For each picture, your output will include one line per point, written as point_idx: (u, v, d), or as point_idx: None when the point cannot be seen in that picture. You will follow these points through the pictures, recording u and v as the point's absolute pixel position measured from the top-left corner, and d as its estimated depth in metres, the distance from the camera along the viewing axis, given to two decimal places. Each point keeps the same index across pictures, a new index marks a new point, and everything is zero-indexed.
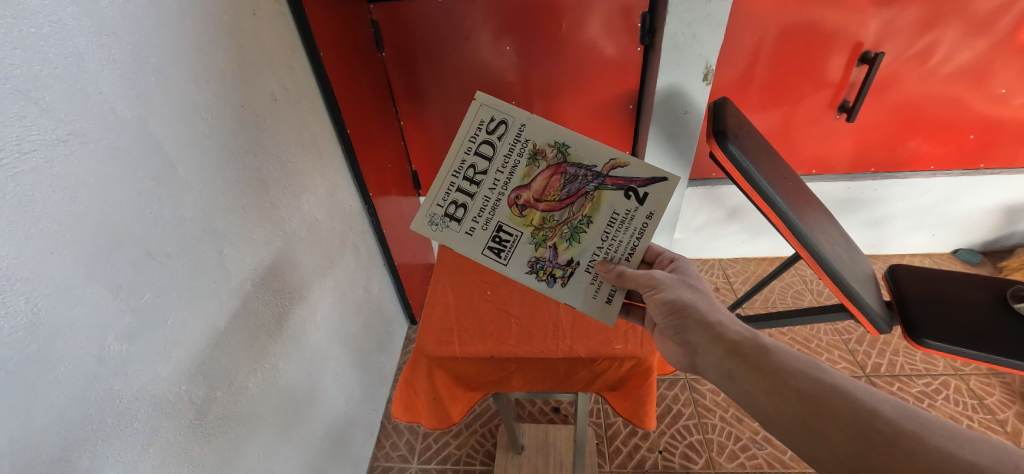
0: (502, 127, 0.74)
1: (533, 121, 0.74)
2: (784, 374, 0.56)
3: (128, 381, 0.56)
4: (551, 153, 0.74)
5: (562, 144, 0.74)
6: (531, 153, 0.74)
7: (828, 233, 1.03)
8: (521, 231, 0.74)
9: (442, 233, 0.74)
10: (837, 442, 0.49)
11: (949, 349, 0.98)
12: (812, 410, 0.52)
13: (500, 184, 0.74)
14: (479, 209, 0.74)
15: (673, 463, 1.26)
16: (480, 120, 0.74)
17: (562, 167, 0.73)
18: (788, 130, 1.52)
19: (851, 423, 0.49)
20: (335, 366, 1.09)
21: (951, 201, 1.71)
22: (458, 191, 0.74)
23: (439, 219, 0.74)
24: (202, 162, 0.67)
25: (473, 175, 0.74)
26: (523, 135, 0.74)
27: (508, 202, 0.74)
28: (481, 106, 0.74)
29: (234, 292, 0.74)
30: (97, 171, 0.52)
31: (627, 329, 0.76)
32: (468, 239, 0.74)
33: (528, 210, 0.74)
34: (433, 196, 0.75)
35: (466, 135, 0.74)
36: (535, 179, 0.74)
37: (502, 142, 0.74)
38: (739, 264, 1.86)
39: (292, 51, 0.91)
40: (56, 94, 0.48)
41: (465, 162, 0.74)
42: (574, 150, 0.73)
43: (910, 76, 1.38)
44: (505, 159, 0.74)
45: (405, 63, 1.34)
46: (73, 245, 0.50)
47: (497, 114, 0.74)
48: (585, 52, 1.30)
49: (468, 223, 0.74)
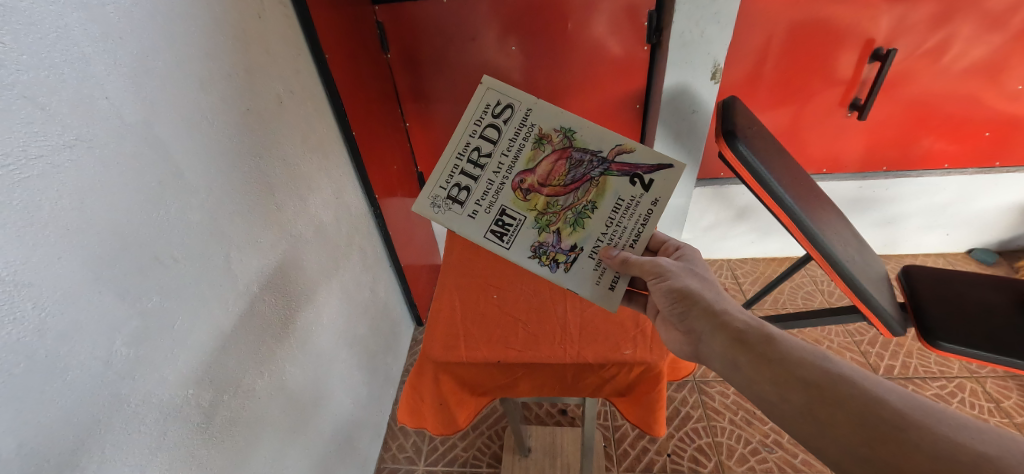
0: (509, 111, 0.74)
1: (538, 106, 0.73)
2: (788, 361, 0.55)
3: (135, 384, 0.56)
4: (557, 139, 0.73)
5: (569, 129, 0.73)
6: (537, 138, 0.74)
7: (839, 231, 1.01)
8: (524, 215, 0.73)
9: (445, 216, 0.72)
10: (842, 430, 0.48)
11: (965, 352, 0.96)
12: (816, 397, 0.51)
13: (505, 168, 0.73)
14: (483, 192, 0.73)
15: (682, 466, 1.24)
16: (486, 104, 0.74)
17: (567, 153, 0.73)
18: (798, 128, 1.50)
19: (856, 411, 0.48)
20: (342, 368, 1.09)
21: (965, 200, 1.68)
22: (462, 173, 0.73)
23: (441, 200, 0.73)
24: (208, 166, 0.67)
25: (477, 158, 0.74)
26: (528, 120, 0.74)
27: (512, 186, 0.73)
28: (488, 89, 0.74)
29: (241, 294, 0.74)
30: (105, 177, 0.52)
31: (636, 334, 0.75)
32: (471, 223, 0.73)
33: (533, 194, 0.73)
34: (437, 177, 0.73)
35: (472, 119, 0.74)
36: (540, 164, 0.73)
37: (507, 126, 0.74)
38: (748, 265, 1.84)
39: (297, 54, 0.91)
40: (62, 99, 0.48)
41: (469, 144, 0.74)
42: (581, 136, 0.73)
43: (922, 73, 1.36)
44: (510, 143, 0.74)
45: (411, 64, 1.34)
46: (80, 250, 0.50)
47: (503, 97, 0.74)
48: (591, 51, 1.29)
49: (471, 206, 0.73)
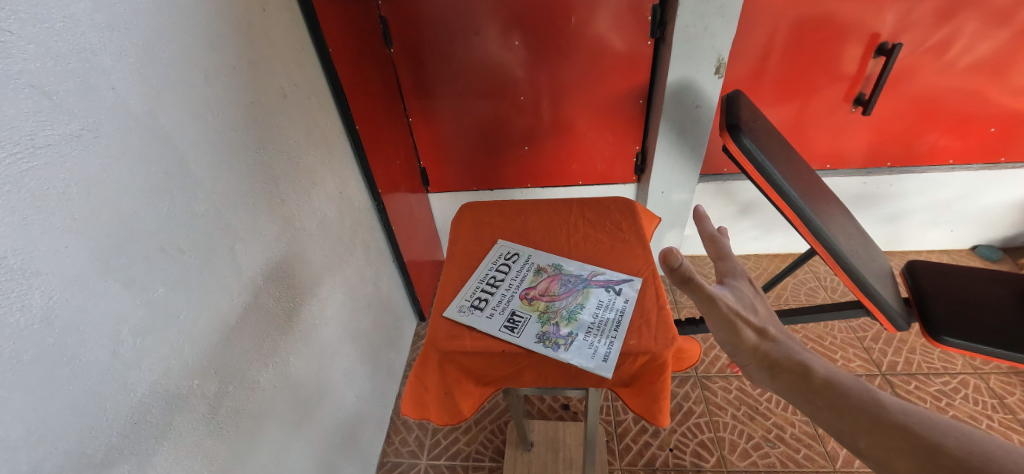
0: (514, 261, 0.79)
1: (538, 252, 0.80)
2: (832, 383, 0.48)
3: (141, 374, 0.56)
4: (549, 269, 0.77)
5: (558, 264, 0.78)
6: (534, 268, 0.77)
7: (843, 226, 1.01)
8: (535, 276, 0.75)
9: (467, 318, 0.69)
10: (889, 467, 0.42)
11: (969, 347, 0.96)
12: (860, 425, 0.44)
13: (512, 286, 0.74)
14: (498, 299, 0.72)
15: (684, 461, 1.25)
16: (493, 264, 0.79)
17: (559, 276, 0.75)
18: (802, 123, 1.49)
19: (907, 445, 0.42)
20: (345, 361, 1.09)
21: (970, 196, 1.67)
22: (480, 293, 0.73)
23: (467, 306, 0.71)
24: (212, 157, 0.67)
25: (493, 281, 0.75)
26: (529, 262, 0.79)
27: (518, 296, 0.72)
28: (500, 246, 0.82)
29: (245, 286, 0.74)
30: (110, 167, 0.52)
31: (642, 323, 0.66)
32: (488, 320, 0.68)
33: (535, 299, 0.71)
34: (456, 304, 0.72)
35: (482, 278, 0.76)
36: (538, 282, 0.74)
37: (512, 271, 0.77)
38: (751, 261, 1.84)
39: (302, 48, 0.91)
40: (69, 89, 0.48)
41: (487, 275, 0.77)
42: (569, 266, 0.77)
43: (927, 68, 1.35)
44: (517, 266, 0.78)
45: (414, 59, 1.34)
46: (86, 238, 0.50)
47: (507, 251, 0.81)
48: (594, 47, 1.29)
49: (489, 309, 0.70)
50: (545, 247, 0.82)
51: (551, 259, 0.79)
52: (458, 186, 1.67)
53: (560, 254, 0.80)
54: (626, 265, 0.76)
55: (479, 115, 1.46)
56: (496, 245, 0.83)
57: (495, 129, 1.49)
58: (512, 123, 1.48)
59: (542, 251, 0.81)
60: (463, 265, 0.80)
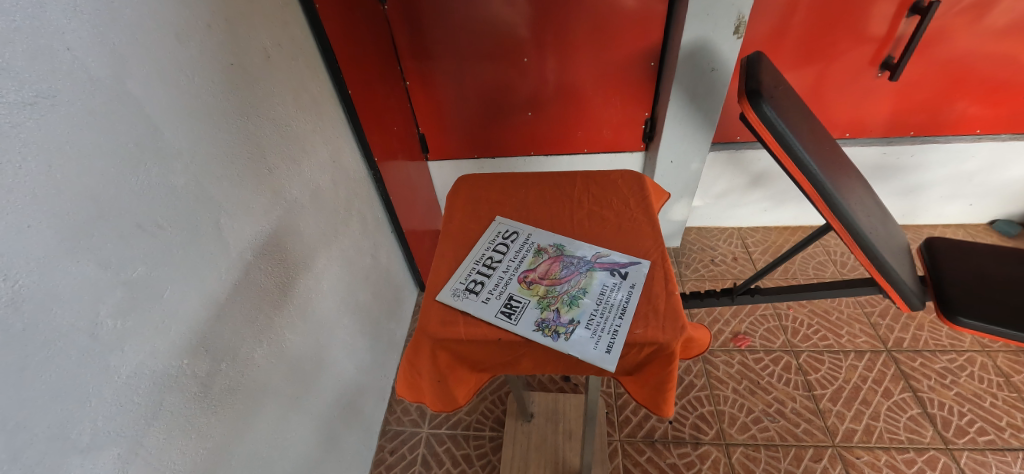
0: (513, 238, 0.76)
1: (538, 232, 0.77)
2: None
3: (124, 355, 0.54)
4: (551, 250, 0.73)
5: (560, 244, 0.74)
6: (535, 248, 0.74)
7: (862, 199, 0.96)
8: (535, 261, 0.72)
9: (461, 302, 0.66)
10: None
11: (983, 327, 0.92)
12: None
13: (510, 267, 0.71)
14: (494, 283, 0.68)
15: (683, 433, 1.25)
16: (491, 241, 0.76)
17: (560, 258, 0.72)
18: (823, 89, 1.41)
19: None
20: (344, 334, 1.08)
21: (995, 168, 1.60)
22: (477, 274, 0.70)
23: (461, 291, 0.67)
24: (188, 127, 0.62)
25: (490, 262, 0.72)
26: (529, 240, 0.75)
27: (517, 279, 0.69)
28: (500, 223, 0.79)
29: (234, 262, 0.71)
30: (73, 137, 0.47)
31: (648, 309, 0.63)
32: (483, 306, 0.65)
33: (534, 283, 0.68)
34: (451, 283, 0.69)
35: (478, 256, 0.73)
36: (538, 264, 0.71)
37: (512, 250, 0.74)
38: (759, 233, 1.79)
39: (285, 3, 0.84)
40: (18, 50, 0.43)
41: (483, 255, 0.73)
42: (571, 247, 0.73)
43: (963, 30, 1.26)
44: (518, 247, 0.74)
45: (410, 17, 1.25)
46: (52, 218, 0.46)
47: (507, 229, 0.77)
48: (604, 3, 1.20)
49: (485, 293, 0.67)
50: (546, 226, 0.78)
51: (553, 239, 0.75)
52: (458, 154, 1.61)
53: (561, 233, 0.76)
54: (632, 246, 0.73)
55: (480, 78, 1.39)
56: (494, 223, 0.79)
57: (497, 93, 1.42)
58: (515, 86, 1.40)
59: (543, 230, 0.77)
60: (459, 245, 0.76)
